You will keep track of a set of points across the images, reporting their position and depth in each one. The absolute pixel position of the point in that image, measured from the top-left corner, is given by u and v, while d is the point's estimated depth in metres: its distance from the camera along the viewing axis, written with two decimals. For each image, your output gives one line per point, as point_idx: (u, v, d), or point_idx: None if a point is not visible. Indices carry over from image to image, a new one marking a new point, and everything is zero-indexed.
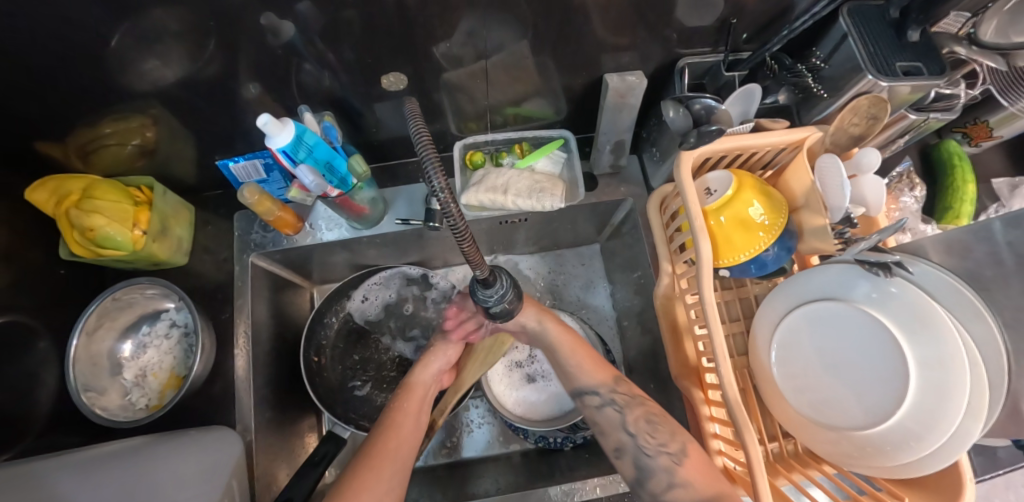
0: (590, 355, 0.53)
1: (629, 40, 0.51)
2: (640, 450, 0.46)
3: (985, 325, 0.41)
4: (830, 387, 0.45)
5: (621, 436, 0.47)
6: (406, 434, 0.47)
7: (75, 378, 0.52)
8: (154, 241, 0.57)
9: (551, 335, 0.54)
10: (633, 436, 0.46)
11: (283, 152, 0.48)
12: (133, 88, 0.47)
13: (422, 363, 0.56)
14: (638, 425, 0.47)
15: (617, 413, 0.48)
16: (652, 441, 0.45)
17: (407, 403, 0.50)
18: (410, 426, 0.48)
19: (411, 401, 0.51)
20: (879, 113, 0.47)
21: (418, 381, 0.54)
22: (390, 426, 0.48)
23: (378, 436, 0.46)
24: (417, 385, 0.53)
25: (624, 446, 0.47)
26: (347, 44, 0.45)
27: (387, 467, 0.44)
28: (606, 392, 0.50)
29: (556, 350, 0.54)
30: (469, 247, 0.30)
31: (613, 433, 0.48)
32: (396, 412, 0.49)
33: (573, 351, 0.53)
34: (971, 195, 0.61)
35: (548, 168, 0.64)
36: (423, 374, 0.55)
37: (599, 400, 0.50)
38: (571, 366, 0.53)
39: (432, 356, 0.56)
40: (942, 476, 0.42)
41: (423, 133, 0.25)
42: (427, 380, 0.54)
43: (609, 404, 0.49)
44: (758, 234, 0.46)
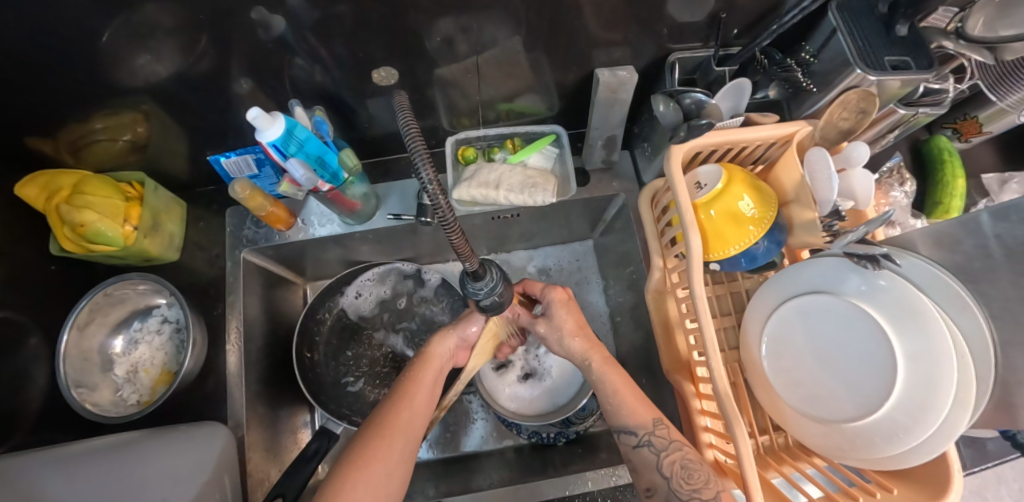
0: (635, 392, 0.47)
1: (620, 35, 0.51)
2: (673, 494, 0.41)
3: (973, 318, 0.42)
4: (821, 380, 0.45)
5: (654, 477, 0.42)
6: (419, 406, 0.47)
7: (65, 373, 0.52)
8: (146, 237, 0.57)
9: (593, 372, 0.50)
10: (667, 479, 0.42)
11: (274, 146, 0.48)
12: (125, 83, 0.46)
13: (444, 333, 0.54)
14: (674, 468, 0.42)
15: (652, 454, 0.43)
16: (687, 486, 0.40)
17: (424, 375, 0.50)
18: (423, 396, 0.48)
19: (429, 370, 0.50)
20: (868, 108, 0.47)
21: (436, 354, 0.52)
22: (406, 397, 0.47)
23: (389, 408, 0.46)
24: (435, 357, 0.52)
25: (657, 487, 0.42)
26: (338, 39, 0.45)
27: (399, 437, 0.44)
28: (645, 433, 0.44)
29: (599, 389, 0.49)
30: (458, 241, 0.31)
31: (645, 473, 0.43)
32: (412, 383, 0.49)
33: (617, 391, 0.48)
34: (960, 190, 0.62)
35: (540, 164, 0.64)
36: (441, 346, 0.53)
37: (635, 440, 0.44)
38: (609, 405, 0.47)
39: (452, 328, 0.54)
40: (931, 468, 0.42)
41: (412, 128, 0.26)
42: (447, 351, 0.53)
43: (646, 446, 0.43)
44: (748, 227, 0.47)
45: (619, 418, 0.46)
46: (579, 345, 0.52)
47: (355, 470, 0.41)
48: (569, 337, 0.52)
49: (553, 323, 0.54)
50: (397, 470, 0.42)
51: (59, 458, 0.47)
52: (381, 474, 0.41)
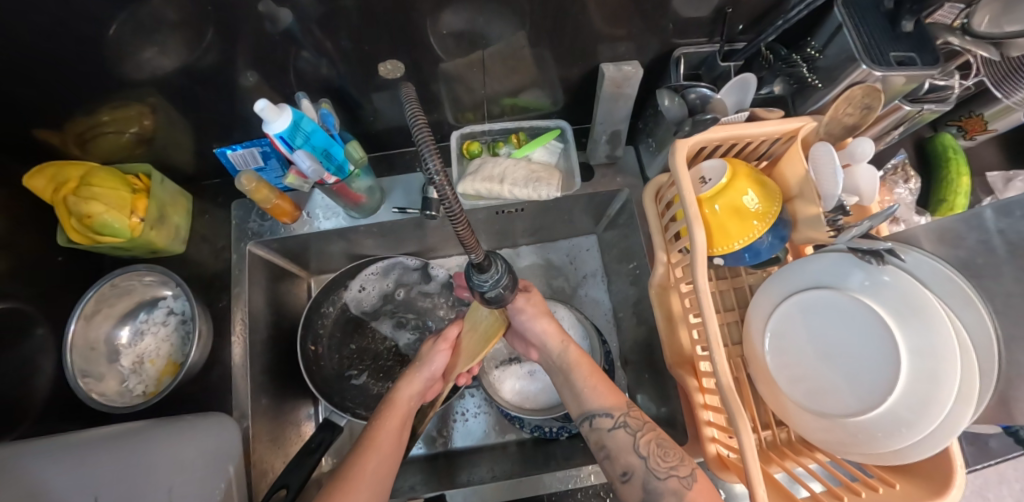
0: (603, 379, 0.49)
1: (625, 31, 0.51)
2: (651, 473, 0.42)
3: (976, 312, 0.42)
4: (824, 376, 0.45)
5: (631, 459, 0.43)
6: (385, 451, 0.46)
7: (72, 363, 0.52)
8: (152, 228, 0.57)
9: (567, 357, 0.51)
10: (644, 458, 0.43)
11: (281, 138, 0.48)
12: (132, 75, 0.47)
13: (409, 375, 0.54)
14: (651, 448, 0.43)
15: (628, 435, 0.44)
16: (664, 463, 0.42)
17: (388, 421, 0.49)
18: (388, 442, 0.47)
19: (393, 415, 0.50)
20: (873, 103, 0.48)
21: (402, 397, 0.52)
22: (367, 448, 0.46)
23: (354, 460, 0.45)
24: (401, 402, 0.51)
25: (633, 471, 0.43)
26: (344, 32, 0.45)
27: (359, 487, 0.43)
28: (620, 415, 0.46)
29: (571, 373, 0.50)
30: (464, 233, 0.31)
31: (622, 457, 0.44)
32: (376, 431, 0.48)
33: (589, 376, 0.49)
34: (965, 187, 0.62)
35: (544, 158, 0.64)
36: (407, 389, 0.52)
37: (611, 423, 0.46)
38: (584, 388, 0.49)
39: (418, 370, 0.54)
40: (933, 462, 0.42)
41: (420, 120, 0.26)
42: (412, 395, 0.52)
43: (622, 426, 0.45)
44: (752, 222, 0.47)
45: (594, 401, 0.47)
46: (553, 330, 0.52)
47: None
48: (540, 321, 0.53)
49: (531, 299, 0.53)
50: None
51: (69, 446, 0.48)
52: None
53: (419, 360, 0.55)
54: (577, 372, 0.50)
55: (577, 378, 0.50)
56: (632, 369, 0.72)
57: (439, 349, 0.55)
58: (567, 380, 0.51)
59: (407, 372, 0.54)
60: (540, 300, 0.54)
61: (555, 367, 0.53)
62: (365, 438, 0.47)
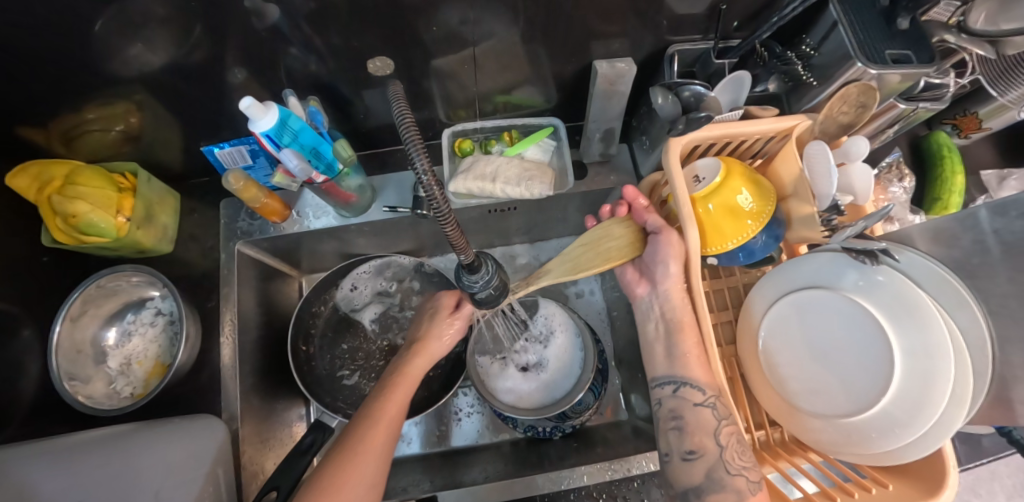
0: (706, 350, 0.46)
1: (618, 28, 0.50)
2: (723, 464, 0.41)
3: (970, 313, 0.42)
4: (819, 375, 0.45)
5: (707, 442, 0.43)
6: (394, 420, 0.47)
7: (58, 366, 0.52)
8: (139, 228, 0.56)
9: (670, 307, 0.48)
10: (721, 448, 0.42)
11: (267, 136, 0.47)
12: (117, 72, 0.46)
13: (420, 350, 0.52)
14: (730, 440, 0.42)
15: (712, 418, 0.43)
16: (738, 462, 0.41)
17: (399, 391, 0.48)
18: (394, 412, 0.47)
19: (401, 386, 0.49)
20: (868, 102, 0.49)
21: (415, 369, 0.51)
22: (374, 418, 0.46)
23: (363, 429, 0.45)
24: (412, 375, 0.50)
25: (704, 452, 0.43)
26: (333, 29, 0.45)
27: (370, 459, 0.43)
28: (711, 395, 0.44)
29: (672, 330, 0.47)
30: (453, 233, 0.30)
31: (699, 436, 0.43)
32: (385, 400, 0.47)
33: (688, 336, 0.46)
34: (959, 186, 0.61)
35: (537, 156, 0.64)
36: (419, 362, 0.51)
37: (699, 399, 0.44)
38: (676, 353, 0.46)
39: (431, 344, 0.52)
40: (925, 463, 0.42)
41: (407, 119, 0.25)
42: (422, 368, 0.51)
43: (708, 407, 0.43)
44: (746, 222, 0.46)
45: (688, 370, 0.45)
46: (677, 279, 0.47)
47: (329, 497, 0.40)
48: (669, 265, 0.47)
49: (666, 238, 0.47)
50: (373, 489, 0.43)
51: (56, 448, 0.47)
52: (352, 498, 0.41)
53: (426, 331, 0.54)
54: (682, 335, 0.46)
55: (678, 337, 0.47)
56: (626, 368, 0.72)
57: (444, 324, 0.54)
58: (667, 336, 0.48)
59: (422, 347, 0.52)
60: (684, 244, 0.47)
61: (659, 320, 0.49)
62: (370, 410, 0.47)
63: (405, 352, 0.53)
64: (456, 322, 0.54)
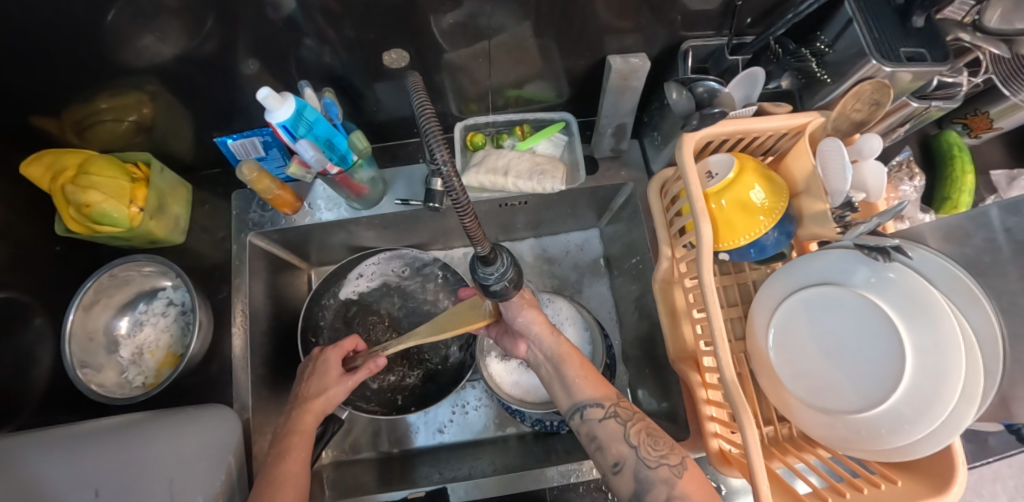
0: (590, 371, 0.50)
1: (632, 23, 0.50)
2: (641, 463, 0.42)
3: (983, 311, 0.42)
4: (827, 371, 0.45)
5: (623, 449, 0.44)
6: (298, 479, 0.45)
7: (71, 354, 0.52)
8: (151, 218, 0.56)
9: (553, 347, 0.52)
10: (635, 448, 0.43)
11: (283, 127, 0.47)
12: (131, 62, 0.46)
13: (310, 407, 0.51)
14: (640, 437, 0.44)
15: (619, 425, 0.45)
16: (653, 453, 0.43)
17: (296, 452, 0.47)
18: (297, 470, 0.45)
19: (293, 449, 0.47)
20: (882, 99, 0.47)
21: (305, 427, 0.50)
22: (276, 487, 0.43)
23: (267, 492, 0.43)
24: (304, 434, 0.49)
25: (624, 460, 0.43)
26: (348, 21, 0.45)
27: None
28: (610, 405, 0.47)
29: (560, 364, 0.51)
30: (471, 225, 0.30)
31: (613, 446, 0.44)
32: (282, 464, 0.46)
33: (578, 365, 0.50)
34: (969, 185, 0.61)
35: (548, 151, 0.64)
36: (305, 421, 0.50)
37: (602, 414, 0.46)
38: (574, 380, 0.49)
39: (318, 401, 0.52)
40: (934, 461, 0.42)
41: (427, 110, 0.26)
42: (313, 424, 0.50)
43: (613, 417, 0.46)
44: (758, 218, 0.46)
45: (583, 391, 0.48)
46: (540, 321, 0.52)
47: None
48: (524, 310, 0.52)
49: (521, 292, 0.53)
50: None
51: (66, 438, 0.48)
52: None
53: (313, 393, 0.52)
54: (568, 364, 0.50)
55: (565, 367, 0.50)
56: (633, 363, 0.72)
57: (332, 382, 0.53)
58: (556, 371, 0.51)
59: (310, 405, 0.51)
60: (528, 294, 0.54)
61: (543, 360, 0.53)
62: (271, 480, 0.44)
63: (291, 412, 0.51)
64: (345, 382, 0.54)
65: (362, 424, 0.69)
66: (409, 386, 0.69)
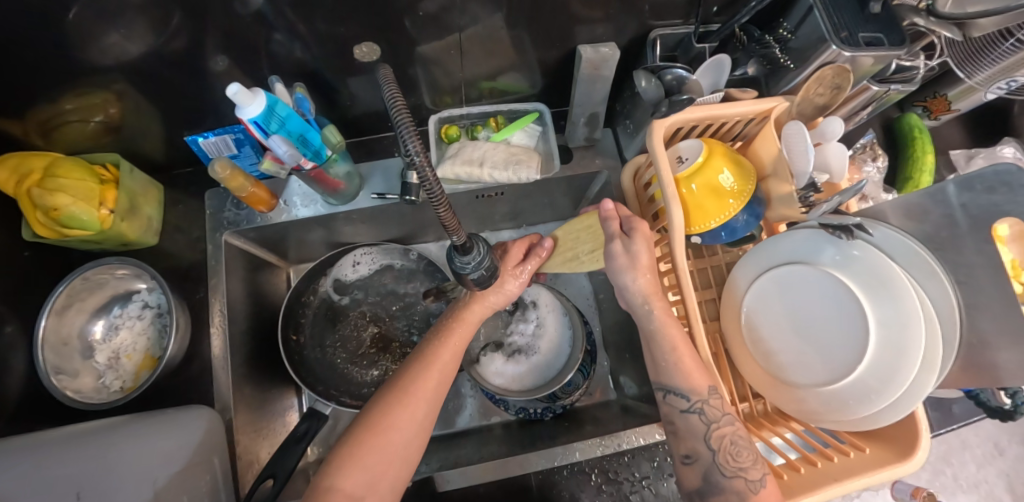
0: (692, 355, 0.45)
1: (602, 13, 0.51)
2: (716, 467, 0.42)
3: (939, 283, 0.44)
4: (798, 347, 0.47)
5: (698, 446, 0.43)
6: (447, 367, 0.49)
7: (44, 360, 0.51)
8: (123, 220, 0.55)
9: (653, 323, 0.47)
10: (713, 452, 0.43)
11: (255, 123, 0.47)
12: (95, 61, 0.45)
13: (478, 297, 0.53)
14: (722, 442, 0.43)
15: (701, 423, 0.43)
16: (733, 463, 0.42)
17: (452, 340, 0.51)
18: (448, 358, 0.49)
19: (455, 335, 0.51)
20: (843, 84, 0.49)
21: (471, 316, 0.53)
22: (427, 361, 0.49)
23: (417, 369, 0.48)
24: (468, 322, 0.53)
25: (698, 456, 0.43)
26: (318, 16, 0.45)
27: (417, 404, 0.46)
28: (697, 400, 0.44)
29: (653, 342, 0.46)
30: (445, 214, 0.30)
31: (688, 441, 0.44)
32: (440, 346, 0.50)
33: (677, 349, 0.45)
34: (930, 165, 0.64)
35: (523, 142, 0.65)
36: (474, 310, 0.53)
37: (685, 405, 0.44)
38: (665, 363, 0.45)
39: (489, 295, 0.53)
40: (900, 429, 0.44)
41: (399, 103, 0.25)
42: (479, 314, 0.54)
43: (697, 413, 0.44)
44: (728, 201, 0.48)
45: (672, 378, 0.45)
46: (645, 285, 0.47)
47: (374, 435, 0.43)
48: (636, 274, 0.47)
49: (631, 253, 0.47)
50: (418, 434, 0.45)
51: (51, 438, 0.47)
52: (398, 442, 0.44)
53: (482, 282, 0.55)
54: (658, 346, 0.46)
55: (664, 349, 0.46)
56: (614, 348, 0.73)
57: (510, 276, 0.55)
58: (648, 345, 0.47)
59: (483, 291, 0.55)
60: (637, 254, 0.47)
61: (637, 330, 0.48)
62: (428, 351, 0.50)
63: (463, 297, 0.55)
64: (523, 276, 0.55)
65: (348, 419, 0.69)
66: None
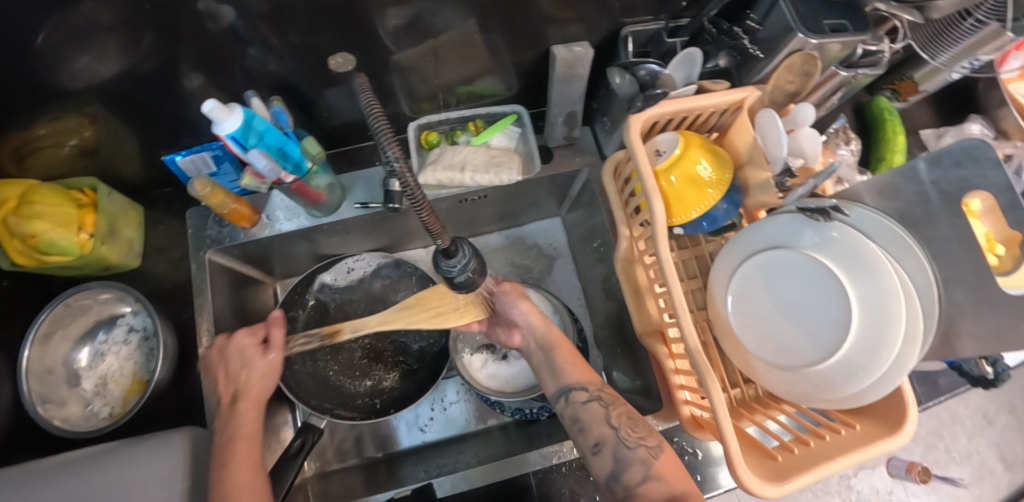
0: (579, 358, 0.54)
1: (574, 13, 0.52)
2: (621, 443, 0.46)
3: (915, 259, 0.45)
4: (784, 329, 0.47)
5: (604, 430, 0.47)
6: (254, 485, 0.44)
7: (29, 390, 0.50)
8: (103, 244, 0.55)
9: (546, 332, 0.56)
10: (615, 429, 0.47)
11: (233, 138, 0.46)
12: (67, 85, 0.44)
13: (247, 401, 0.51)
14: (620, 419, 0.47)
15: (601, 408, 0.49)
16: (633, 434, 0.46)
17: (239, 458, 0.46)
18: (249, 476, 0.45)
19: (240, 461, 0.46)
20: (811, 70, 0.51)
21: (245, 427, 0.49)
22: (229, 499, 0.42)
23: None
24: (247, 432, 0.49)
25: (606, 441, 0.46)
26: (291, 28, 0.45)
27: None
28: (594, 389, 0.50)
29: (550, 350, 0.55)
30: (429, 219, 0.31)
31: (595, 428, 0.48)
32: (229, 472, 0.45)
33: (566, 352, 0.54)
34: (901, 146, 0.65)
35: (503, 144, 0.65)
36: (247, 419, 0.50)
37: (586, 396, 0.50)
38: (563, 364, 0.53)
39: (255, 392, 0.53)
40: (887, 404, 0.45)
41: (376, 111, 0.26)
42: (252, 420, 0.50)
43: (596, 400, 0.49)
44: (707, 190, 0.48)
45: (570, 376, 0.52)
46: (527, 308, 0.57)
47: None
48: (519, 302, 0.57)
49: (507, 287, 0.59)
50: None
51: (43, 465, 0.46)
52: None
53: (237, 389, 0.53)
54: (557, 350, 0.54)
55: (555, 354, 0.54)
56: (605, 344, 0.74)
57: (260, 364, 0.54)
58: (546, 357, 0.55)
59: (246, 397, 0.52)
60: (518, 288, 0.60)
61: (536, 348, 0.56)
62: (220, 493, 0.43)
63: (226, 413, 0.51)
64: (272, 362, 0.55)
65: (343, 432, 0.68)
66: (387, 389, 0.69)
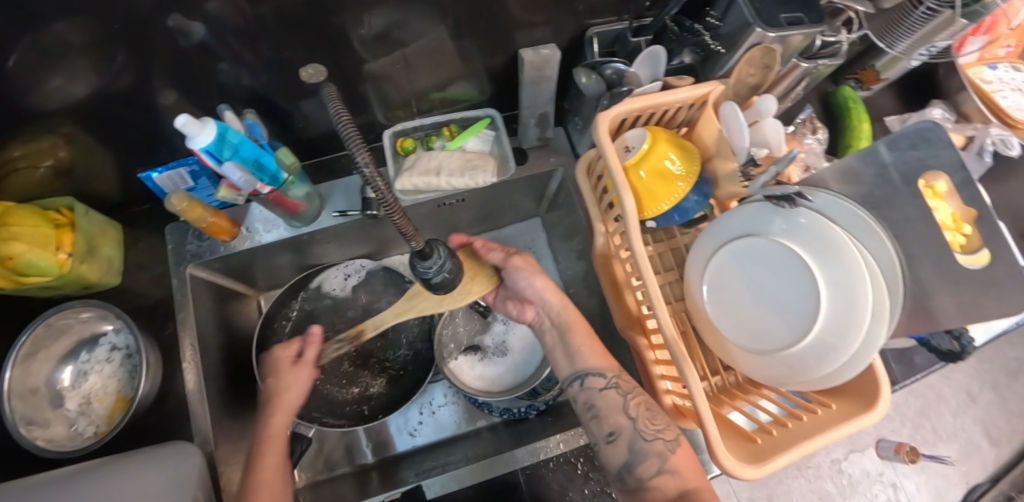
0: (597, 342, 0.55)
1: (541, 17, 0.53)
2: (639, 434, 0.46)
3: (878, 240, 0.47)
4: (758, 315, 0.48)
5: (621, 420, 0.47)
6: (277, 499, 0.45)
7: (10, 412, 0.50)
8: (82, 262, 0.55)
9: (561, 311, 0.56)
10: (633, 419, 0.47)
11: (207, 152, 0.47)
12: (40, 106, 0.45)
13: (276, 410, 0.51)
14: (640, 410, 0.47)
15: (620, 396, 0.49)
16: (652, 426, 0.46)
17: (267, 471, 0.46)
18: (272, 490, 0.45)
19: (268, 474, 0.46)
20: (771, 62, 0.52)
21: (274, 438, 0.49)
22: None
23: None
24: (274, 443, 0.49)
25: (621, 430, 0.47)
26: (263, 42, 0.45)
27: None
28: (612, 376, 0.51)
29: (566, 330, 0.55)
30: (401, 222, 0.31)
31: (612, 416, 0.48)
32: (255, 483, 0.45)
33: (585, 336, 0.54)
34: (866, 132, 0.67)
35: (478, 147, 0.67)
36: (275, 427, 0.50)
37: (603, 383, 0.50)
38: (580, 348, 0.53)
39: (284, 401, 0.52)
40: (860, 382, 0.46)
41: (346, 121, 0.27)
42: (281, 429, 0.50)
43: (614, 387, 0.50)
44: (677, 184, 0.50)
45: (587, 361, 0.52)
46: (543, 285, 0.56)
47: None
48: (534, 277, 0.56)
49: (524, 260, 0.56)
50: None
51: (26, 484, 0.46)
52: None
53: (270, 394, 0.53)
54: (574, 332, 0.55)
55: (570, 335, 0.55)
56: None
57: (292, 376, 0.54)
58: (562, 337, 0.55)
59: (276, 407, 0.51)
60: (530, 261, 0.57)
61: (552, 325, 0.57)
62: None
63: (259, 419, 0.51)
64: (304, 369, 0.55)
65: (333, 440, 0.68)
66: (375, 395, 0.69)
